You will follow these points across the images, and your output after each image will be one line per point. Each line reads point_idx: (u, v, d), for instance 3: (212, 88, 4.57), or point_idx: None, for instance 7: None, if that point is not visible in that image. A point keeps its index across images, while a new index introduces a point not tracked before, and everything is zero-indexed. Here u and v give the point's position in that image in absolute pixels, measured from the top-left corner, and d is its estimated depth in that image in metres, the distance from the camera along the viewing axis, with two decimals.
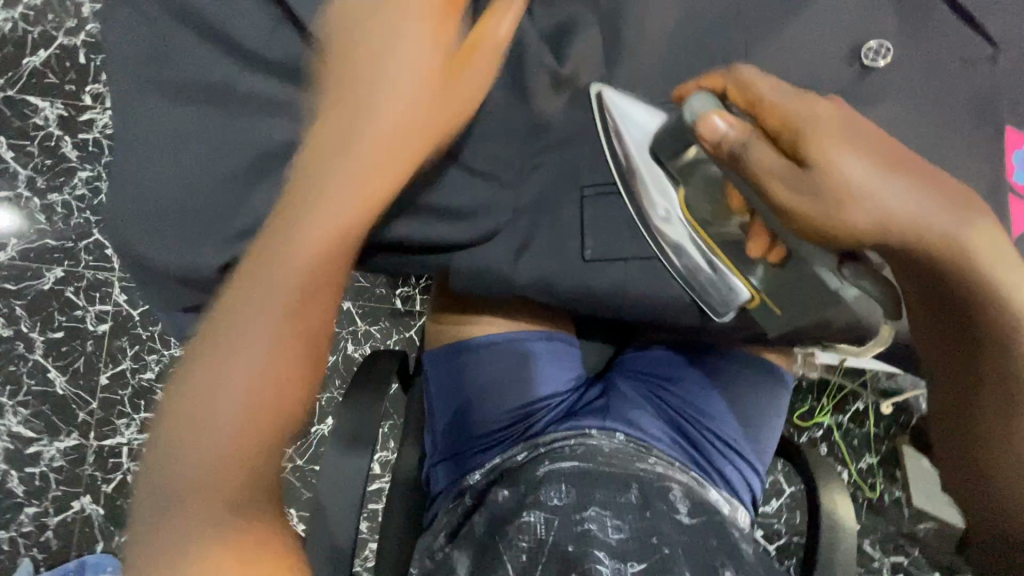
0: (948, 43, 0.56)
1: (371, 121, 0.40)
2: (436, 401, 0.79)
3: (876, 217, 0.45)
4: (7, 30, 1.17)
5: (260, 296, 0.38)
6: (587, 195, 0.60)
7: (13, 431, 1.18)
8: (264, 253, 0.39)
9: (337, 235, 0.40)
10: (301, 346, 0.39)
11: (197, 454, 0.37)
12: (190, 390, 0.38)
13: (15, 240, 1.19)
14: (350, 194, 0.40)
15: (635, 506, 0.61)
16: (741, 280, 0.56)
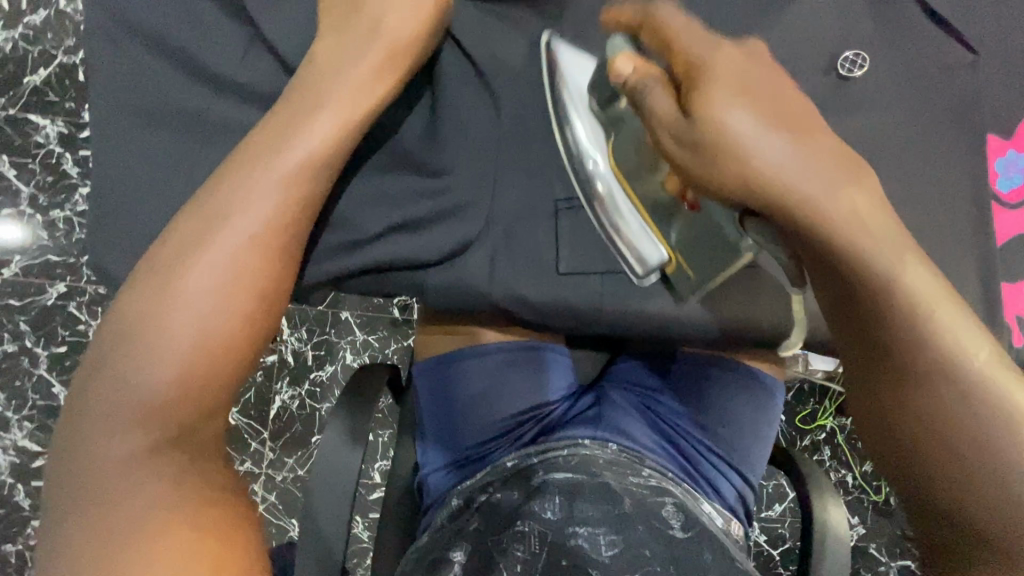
0: (928, 49, 0.56)
1: (237, 223, 0.51)
2: (427, 411, 0.80)
3: (747, 178, 0.40)
4: (7, 50, 1.19)
5: (155, 363, 0.47)
6: (560, 209, 0.59)
7: (19, 445, 1.19)
8: (138, 337, 0.48)
9: (230, 308, 0.49)
10: (205, 387, 0.49)
11: (151, 493, 0.46)
12: (77, 453, 0.47)
13: (18, 257, 1.21)
14: (251, 262, 0.50)
15: (630, 519, 0.60)
16: (656, 239, 0.52)
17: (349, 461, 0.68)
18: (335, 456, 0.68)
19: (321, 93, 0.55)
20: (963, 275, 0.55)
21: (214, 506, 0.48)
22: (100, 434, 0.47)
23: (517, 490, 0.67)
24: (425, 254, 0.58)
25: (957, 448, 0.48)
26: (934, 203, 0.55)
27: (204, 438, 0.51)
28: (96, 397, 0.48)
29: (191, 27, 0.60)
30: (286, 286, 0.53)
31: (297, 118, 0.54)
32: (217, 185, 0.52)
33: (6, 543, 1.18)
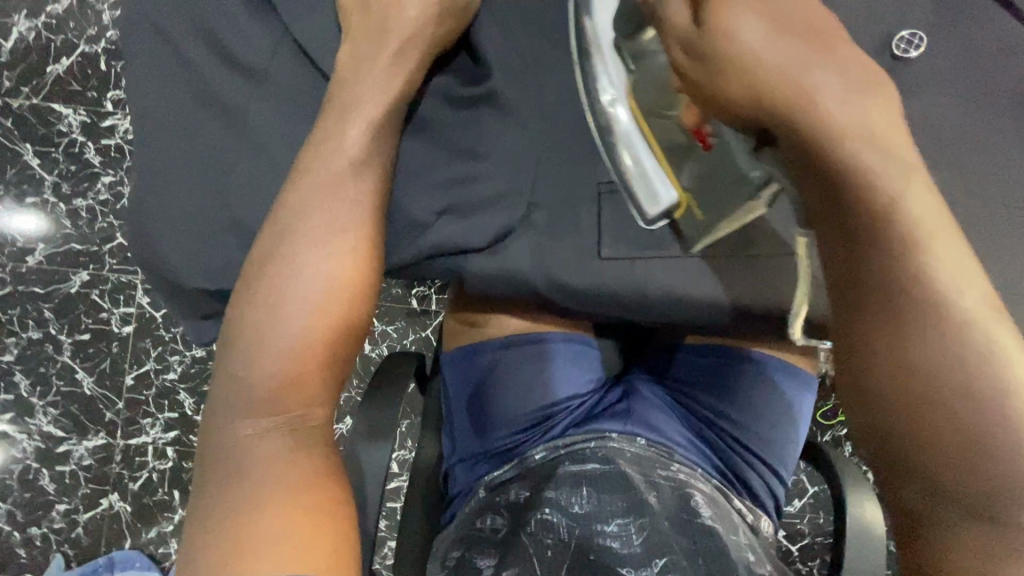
0: (975, 36, 0.54)
1: (318, 234, 0.50)
2: (459, 400, 0.79)
3: (744, 77, 0.41)
4: (31, 39, 1.19)
5: (264, 365, 0.48)
6: (601, 193, 0.56)
7: (44, 430, 1.21)
8: (249, 342, 0.49)
9: (327, 312, 0.50)
10: (309, 383, 0.49)
11: (268, 469, 0.47)
12: (213, 439, 0.49)
13: (42, 245, 1.22)
14: (342, 271, 0.50)
15: (655, 510, 0.61)
16: (668, 180, 0.50)
17: (377, 450, 0.68)
18: (364, 444, 0.68)
19: (353, 102, 0.52)
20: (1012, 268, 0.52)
21: (326, 480, 0.49)
22: (229, 427, 0.49)
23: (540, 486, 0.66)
24: (470, 242, 0.55)
25: (948, 407, 0.45)
26: (980, 195, 0.53)
27: (317, 425, 0.51)
28: (224, 392, 0.49)
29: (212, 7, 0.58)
30: (375, 249, 0.52)
31: (334, 132, 0.51)
32: (289, 200, 0.51)
33: (33, 526, 1.20)
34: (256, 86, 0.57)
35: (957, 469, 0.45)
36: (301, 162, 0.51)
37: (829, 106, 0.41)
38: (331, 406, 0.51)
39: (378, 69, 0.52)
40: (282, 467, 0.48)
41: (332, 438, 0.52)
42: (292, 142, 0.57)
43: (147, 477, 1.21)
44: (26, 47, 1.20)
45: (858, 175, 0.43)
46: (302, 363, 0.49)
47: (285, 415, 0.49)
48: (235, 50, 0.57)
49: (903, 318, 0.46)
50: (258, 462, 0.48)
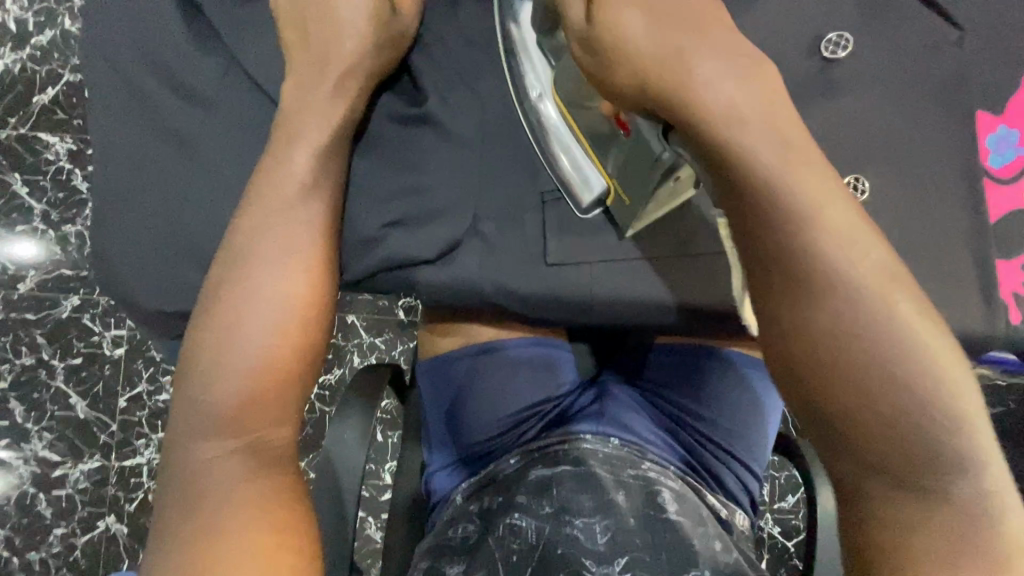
0: (928, 25, 0.53)
1: (275, 254, 0.51)
2: (435, 407, 0.80)
3: (636, 69, 0.40)
4: (16, 71, 1.22)
5: (225, 384, 0.50)
6: (548, 202, 0.56)
7: (39, 455, 1.23)
8: (210, 361, 0.50)
9: (286, 329, 0.51)
10: (272, 399, 0.51)
11: (230, 485, 0.48)
12: (177, 458, 0.50)
13: (33, 272, 1.24)
14: (299, 289, 0.52)
15: (621, 507, 0.62)
16: (597, 169, 0.52)
17: (352, 462, 0.69)
18: (339, 457, 0.69)
19: (302, 126, 0.53)
20: (970, 259, 0.52)
21: (292, 493, 0.50)
22: (191, 447, 0.49)
23: (515, 489, 0.67)
24: (426, 255, 0.56)
25: (876, 402, 0.43)
26: (940, 186, 0.51)
27: (283, 443, 0.52)
28: (185, 414, 0.50)
29: (168, 36, 0.59)
30: (335, 266, 0.54)
31: (286, 157, 0.52)
32: (246, 222, 0.52)
33: (30, 551, 1.21)
34: (216, 112, 0.59)
35: (891, 468, 0.44)
36: (256, 187, 0.53)
37: (722, 95, 0.39)
38: (296, 420, 0.53)
39: (324, 93, 0.54)
40: (246, 482, 0.49)
41: (298, 453, 0.53)
42: (252, 165, 0.58)
43: (142, 497, 1.22)
44: (11, 78, 1.22)
45: (749, 159, 0.40)
46: (264, 376, 0.50)
47: (247, 431, 0.50)
48: (195, 78, 0.59)
49: (849, 322, 0.43)
50: (222, 477, 0.49)
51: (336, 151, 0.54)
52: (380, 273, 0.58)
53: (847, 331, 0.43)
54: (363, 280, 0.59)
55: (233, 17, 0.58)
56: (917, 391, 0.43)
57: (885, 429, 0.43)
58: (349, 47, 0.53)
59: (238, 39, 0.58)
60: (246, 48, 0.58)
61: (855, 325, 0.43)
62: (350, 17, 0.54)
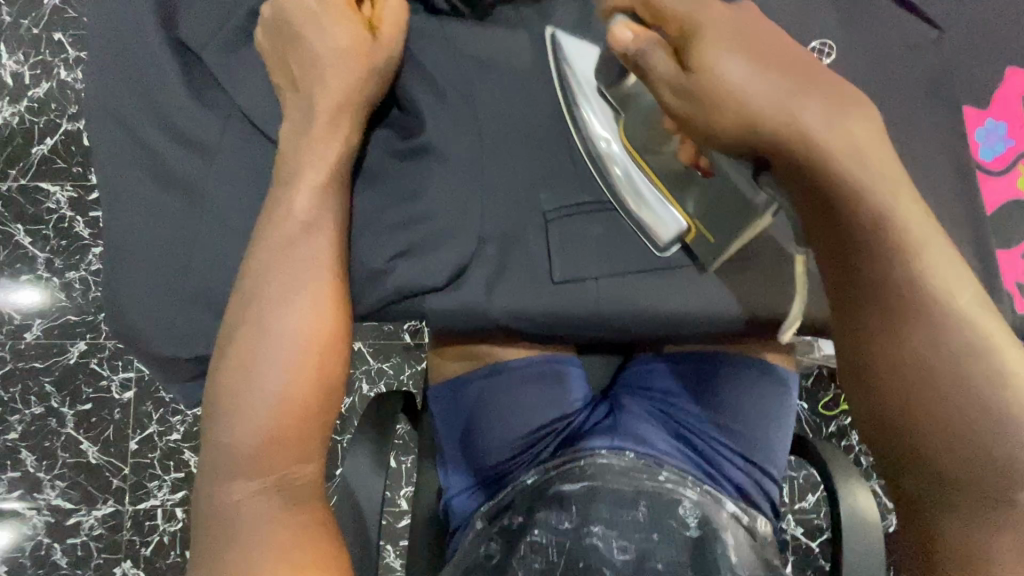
0: (904, 21, 0.53)
1: (283, 290, 0.52)
2: (447, 431, 0.80)
3: (741, 115, 0.39)
4: (15, 124, 1.24)
5: (246, 423, 0.50)
6: (547, 220, 0.56)
7: (54, 504, 1.22)
8: (226, 407, 0.50)
9: (300, 366, 0.51)
10: (292, 438, 0.51)
11: (259, 529, 0.48)
12: (205, 505, 0.50)
13: (40, 320, 1.24)
14: (308, 324, 0.52)
15: (642, 522, 0.62)
16: (673, 206, 0.53)
17: (372, 491, 0.69)
18: (357, 486, 0.69)
19: (299, 165, 0.54)
20: (971, 251, 0.51)
21: (317, 532, 0.49)
22: (220, 487, 0.50)
23: (536, 509, 0.67)
24: (433, 280, 0.56)
25: (946, 401, 0.46)
26: (933, 179, 0.52)
27: (306, 482, 0.51)
28: (211, 454, 0.50)
29: (161, 86, 0.60)
30: (342, 301, 0.54)
31: (282, 201, 0.54)
32: (254, 262, 0.53)
33: None
34: (218, 154, 0.60)
35: (948, 458, 0.47)
36: (263, 224, 0.54)
37: (724, 67, 0.39)
38: (316, 455, 0.52)
39: (317, 130, 0.54)
40: (269, 527, 0.48)
41: (325, 489, 0.53)
42: (253, 207, 0.59)
43: (159, 540, 1.21)
44: (11, 132, 1.24)
45: (797, 131, 0.39)
46: (278, 417, 0.50)
47: (268, 476, 0.50)
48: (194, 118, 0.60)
49: (892, 283, 0.45)
50: (246, 524, 0.48)
51: (336, 188, 0.55)
52: (385, 304, 0.58)
53: (908, 311, 0.46)
54: (367, 313, 0.59)
55: (228, 63, 0.60)
56: (946, 348, 0.46)
57: (963, 455, 0.47)
58: (331, 88, 0.54)
59: (230, 85, 0.59)
60: (239, 94, 0.59)
61: (909, 298, 0.45)
62: (332, 54, 0.55)
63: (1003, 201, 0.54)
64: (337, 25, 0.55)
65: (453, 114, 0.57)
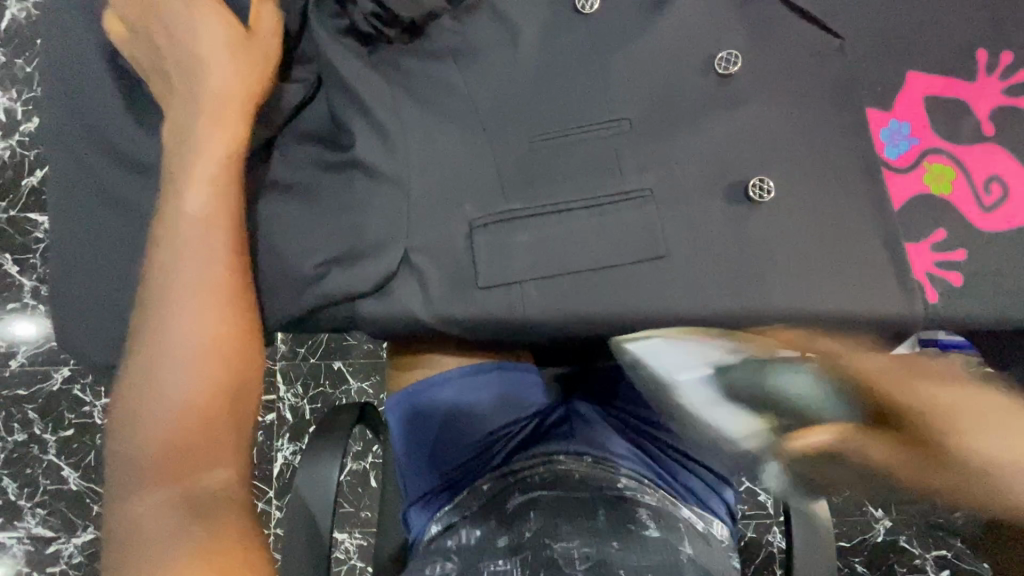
0: (816, 34, 0.55)
1: (181, 295, 0.54)
2: (403, 443, 0.79)
3: None
4: (6, 157, 1.28)
5: (152, 432, 0.52)
6: (473, 228, 0.55)
7: (34, 532, 1.22)
8: (131, 416, 0.52)
9: (200, 370, 0.53)
10: (199, 445, 0.52)
11: (170, 537, 0.49)
12: (116, 519, 0.51)
13: (24, 347, 1.26)
14: (205, 330, 0.54)
15: (602, 531, 0.61)
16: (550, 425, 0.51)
17: (326, 508, 0.69)
18: (313, 503, 0.70)
19: (224, 187, 0.56)
20: (885, 255, 0.53)
21: (229, 532, 0.51)
22: (128, 498, 0.51)
23: (491, 520, 0.67)
24: (359, 286, 0.55)
25: None
26: (847, 185, 0.54)
27: (218, 489, 0.52)
28: (119, 464, 0.51)
29: (118, 115, 0.63)
30: (238, 299, 0.55)
31: (205, 217, 0.55)
32: (163, 262, 0.55)
33: None
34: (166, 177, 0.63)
35: None
36: (183, 237, 0.54)
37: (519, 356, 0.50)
38: (228, 459, 0.53)
39: (211, 157, 0.55)
40: (182, 533, 0.49)
41: (242, 492, 0.53)
42: None
43: None
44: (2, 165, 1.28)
45: None
46: (178, 423, 0.52)
47: (173, 485, 0.51)
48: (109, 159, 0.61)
49: None
50: (156, 533, 0.49)
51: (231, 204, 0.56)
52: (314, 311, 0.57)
53: None
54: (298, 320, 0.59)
55: None
56: None
57: None
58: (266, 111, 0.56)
59: None
60: None
61: None
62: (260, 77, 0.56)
63: (923, 190, 0.55)
64: (220, 51, 0.54)
65: (377, 126, 0.55)
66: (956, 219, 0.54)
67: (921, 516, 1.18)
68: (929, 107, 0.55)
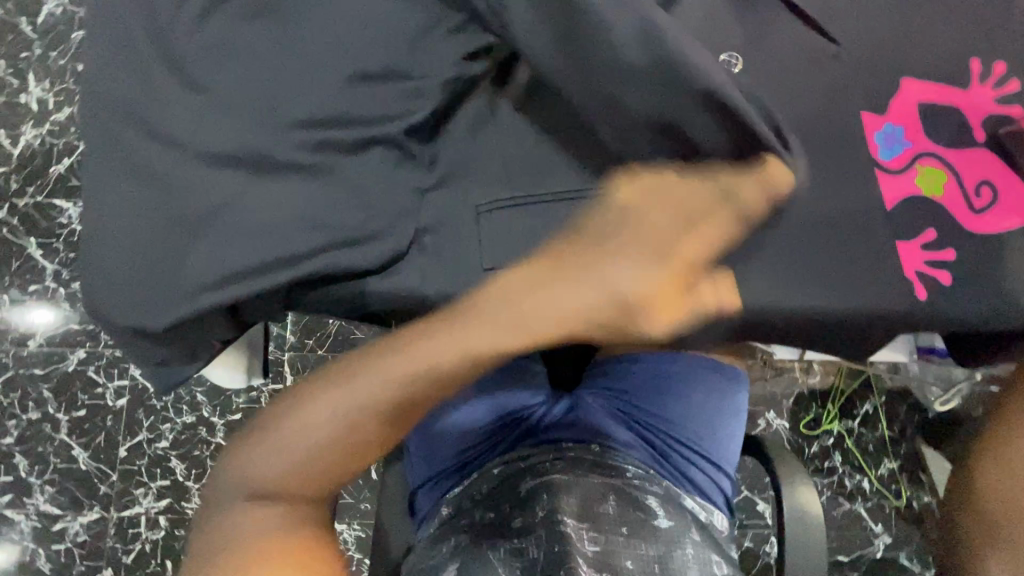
0: (812, 41, 0.58)
1: (454, 326, 0.53)
2: (412, 425, 0.81)
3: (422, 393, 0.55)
4: (36, 145, 1.34)
5: (272, 463, 0.53)
6: (479, 211, 0.59)
7: (42, 509, 1.25)
8: (254, 442, 0.54)
9: (383, 407, 0.54)
10: (308, 482, 0.54)
11: (264, 557, 0.52)
12: (218, 530, 0.54)
13: (42, 328, 1.30)
14: (410, 363, 0.54)
15: (612, 517, 0.65)
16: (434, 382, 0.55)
17: None
18: None
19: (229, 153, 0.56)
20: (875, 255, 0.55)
21: (313, 557, 0.53)
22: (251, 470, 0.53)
23: (503, 504, 0.68)
24: (370, 264, 0.57)
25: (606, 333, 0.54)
26: (840, 186, 0.56)
27: (317, 520, 0.55)
28: (227, 480, 0.54)
29: None
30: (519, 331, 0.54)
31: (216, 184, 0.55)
32: (424, 344, 0.54)
33: None
34: None
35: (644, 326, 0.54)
36: (191, 213, 0.56)
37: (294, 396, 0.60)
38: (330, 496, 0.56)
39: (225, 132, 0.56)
40: (276, 551, 0.52)
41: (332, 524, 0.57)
42: None
43: (140, 548, 1.24)
44: (32, 152, 1.34)
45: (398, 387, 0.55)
46: (316, 460, 0.54)
47: (281, 510, 0.54)
48: (86, 135, 0.59)
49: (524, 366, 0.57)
50: (251, 549, 0.52)
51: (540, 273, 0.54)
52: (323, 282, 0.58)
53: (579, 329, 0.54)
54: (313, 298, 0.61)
55: None
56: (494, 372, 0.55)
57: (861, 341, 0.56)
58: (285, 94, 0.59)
59: None
60: None
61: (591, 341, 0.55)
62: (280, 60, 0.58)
63: (915, 192, 0.57)
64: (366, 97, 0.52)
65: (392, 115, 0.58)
66: (945, 221, 0.56)
67: (920, 530, 1.18)
68: (923, 113, 0.58)
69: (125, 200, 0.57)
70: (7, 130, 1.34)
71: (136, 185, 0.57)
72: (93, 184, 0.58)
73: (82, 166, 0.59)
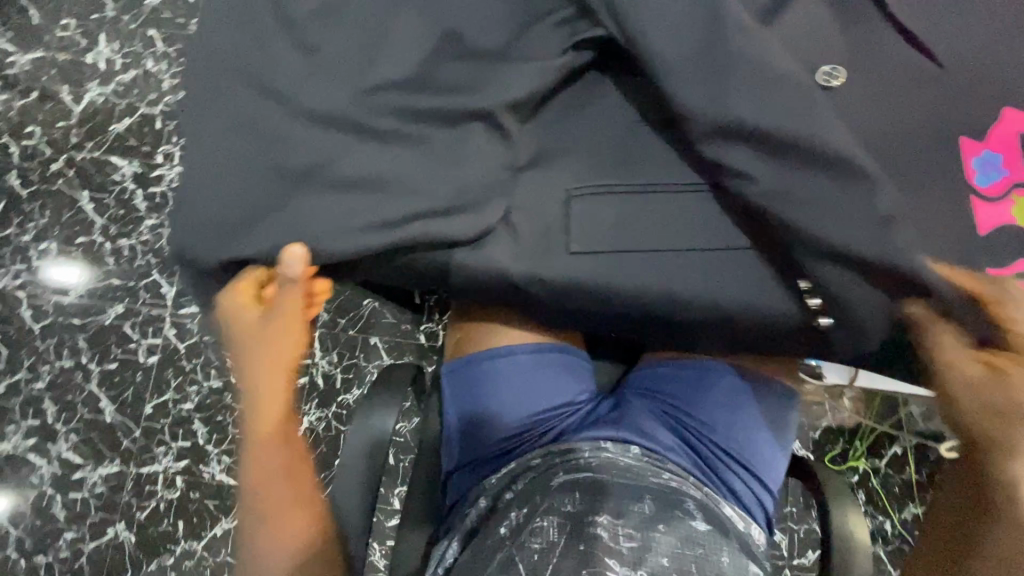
0: (914, 63, 0.58)
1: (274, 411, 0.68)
2: (457, 408, 0.82)
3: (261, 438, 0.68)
4: (99, 103, 1.38)
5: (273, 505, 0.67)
6: (570, 195, 0.60)
7: (64, 456, 1.27)
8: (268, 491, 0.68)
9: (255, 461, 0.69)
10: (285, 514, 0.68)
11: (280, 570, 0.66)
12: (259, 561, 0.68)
13: (85, 280, 1.33)
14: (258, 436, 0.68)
15: (648, 514, 0.62)
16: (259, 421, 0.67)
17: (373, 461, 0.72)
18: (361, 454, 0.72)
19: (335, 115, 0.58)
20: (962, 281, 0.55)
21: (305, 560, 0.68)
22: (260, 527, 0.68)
23: (536, 498, 0.66)
24: (456, 235, 0.57)
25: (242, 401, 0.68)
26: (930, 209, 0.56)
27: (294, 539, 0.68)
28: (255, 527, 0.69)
29: None
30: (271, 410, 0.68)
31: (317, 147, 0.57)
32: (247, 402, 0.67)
33: (38, 555, 1.24)
34: None
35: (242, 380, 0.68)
36: (287, 170, 0.57)
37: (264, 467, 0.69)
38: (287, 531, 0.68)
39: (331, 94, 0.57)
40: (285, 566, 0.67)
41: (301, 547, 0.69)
42: None
43: (154, 506, 1.25)
44: (94, 109, 1.37)
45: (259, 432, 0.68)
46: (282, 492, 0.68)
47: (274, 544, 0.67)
48: (188, 86, 0.61)
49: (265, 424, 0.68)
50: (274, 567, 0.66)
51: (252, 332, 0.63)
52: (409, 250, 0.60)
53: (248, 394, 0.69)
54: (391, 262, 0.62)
55: None
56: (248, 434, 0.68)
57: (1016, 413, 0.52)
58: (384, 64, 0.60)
59: None
60: None
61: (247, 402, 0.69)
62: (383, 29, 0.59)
63: (1005, 221, 0.57)
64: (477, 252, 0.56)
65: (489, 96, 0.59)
66: None
67: None
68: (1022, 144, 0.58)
69: (218, 153, 0.58)
70: (73, 87, 1.38)
71: (234, 138, 0.58)
72: (192, 131, 0.60)
73: (181, 115, 0.61)
